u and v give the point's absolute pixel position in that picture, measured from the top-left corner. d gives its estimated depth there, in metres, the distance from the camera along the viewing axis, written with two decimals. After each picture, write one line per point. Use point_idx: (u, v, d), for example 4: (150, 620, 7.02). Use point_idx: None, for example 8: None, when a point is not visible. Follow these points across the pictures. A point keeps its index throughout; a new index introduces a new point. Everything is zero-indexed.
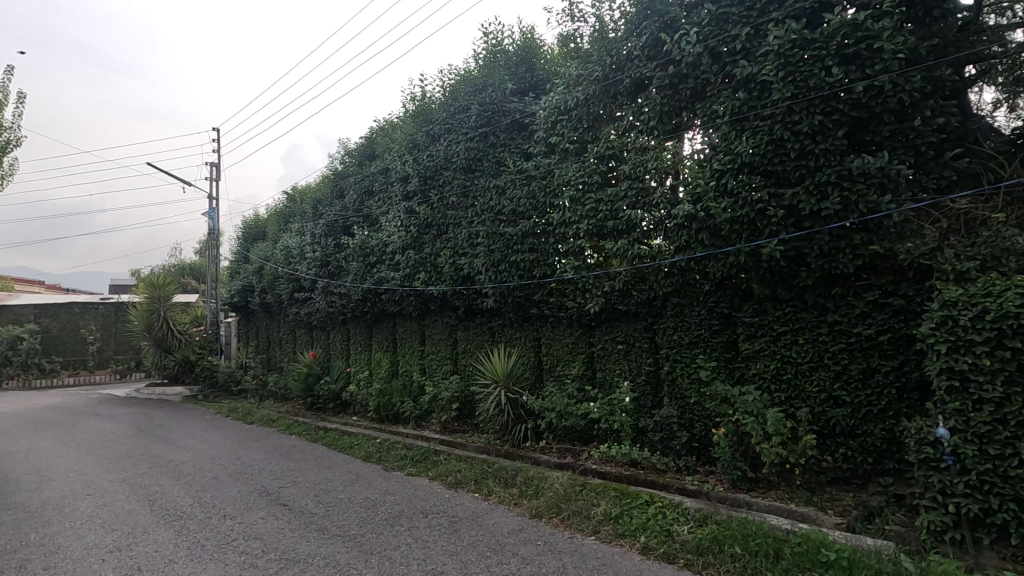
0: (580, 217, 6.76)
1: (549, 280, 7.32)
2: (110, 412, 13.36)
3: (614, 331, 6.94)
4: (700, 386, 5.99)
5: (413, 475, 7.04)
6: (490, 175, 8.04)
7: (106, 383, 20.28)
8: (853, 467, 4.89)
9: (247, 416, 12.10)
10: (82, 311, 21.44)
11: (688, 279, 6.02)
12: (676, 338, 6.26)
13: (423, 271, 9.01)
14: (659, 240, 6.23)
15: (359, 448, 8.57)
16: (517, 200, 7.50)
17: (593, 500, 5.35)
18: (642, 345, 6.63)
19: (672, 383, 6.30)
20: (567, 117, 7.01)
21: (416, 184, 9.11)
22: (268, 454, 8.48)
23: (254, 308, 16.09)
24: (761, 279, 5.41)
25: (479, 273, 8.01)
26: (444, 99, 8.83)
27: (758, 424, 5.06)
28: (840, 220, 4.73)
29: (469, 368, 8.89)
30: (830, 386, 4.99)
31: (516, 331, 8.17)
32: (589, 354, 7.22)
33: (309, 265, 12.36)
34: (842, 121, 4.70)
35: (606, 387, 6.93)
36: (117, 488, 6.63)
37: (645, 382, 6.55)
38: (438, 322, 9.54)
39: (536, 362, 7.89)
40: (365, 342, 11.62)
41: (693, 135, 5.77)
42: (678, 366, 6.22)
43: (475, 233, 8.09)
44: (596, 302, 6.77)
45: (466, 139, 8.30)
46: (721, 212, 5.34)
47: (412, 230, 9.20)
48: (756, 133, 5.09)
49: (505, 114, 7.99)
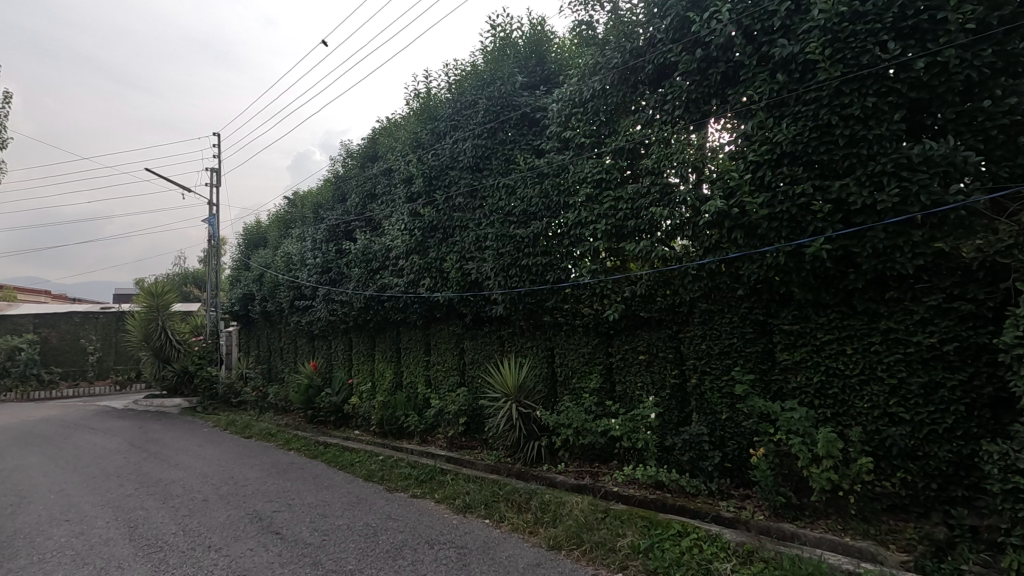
0: (598, 217, 6.26)
1: (563, 286, 6.79)
2: (105, 425, 12.88)
3: (635, 340, 6.40)
4: (733, 401, 5.44)
5: (417, 497, 6.50)
6: (499, 174, 7.54)
7: (106, 395, 19.89)
8: (914, 494, 4.31)
9: (245, 429, 11.61)
10: (83, 321, 21.07)
11: (718, 283, 5.48)
12: (705, 348, 5.73)
13: (428, 276, 8.51)
14: (683, 241, 5.69)
15: (361, 465, 8.04)
16: (529, 200, 7.00)
17: (619, 529, 4.80)
18: (666, 356, 6.09)
19: (701, 397, 5.76)
20: (582, 108, 6.51)
21: (420, 185, 8.62)
22: (262, 472, 7.95)
23: (254, 317, 15.63)
24: (803, 281, 4.87)
25: (488, 278, 7.50)
26: (450, 95, 8.37)
27: (805, 445, 4.50)
28: (897, 214, 4.19)
29: (477, 380, 8.35)
30: (885, 402, 4.44)
31: (527, 340, 7.65)
32: (607, 365, 6.68)
33: (309, 272, 11.90)
34: (899, 103, 4.17)
35: (627, 402, 6.39)
36: (97, 513, 6.12)
37: (670, 396, 6.00)
38: (444, 331, 9.03)
39: (550, 373, 7.35)
40: (368, 352, 11.12)
41: (717, 126, 5.33)
42: (707, 378, 5.68)
43: (483, 235, 7.59)
44: (616, 309, 6.25)
45: (473, 136, 7.81)
46: (759, 208, 4.81)
47: (416, 233, 8.71)
48: (797, 119, 4.57)
49: (515, 109, 7.51)
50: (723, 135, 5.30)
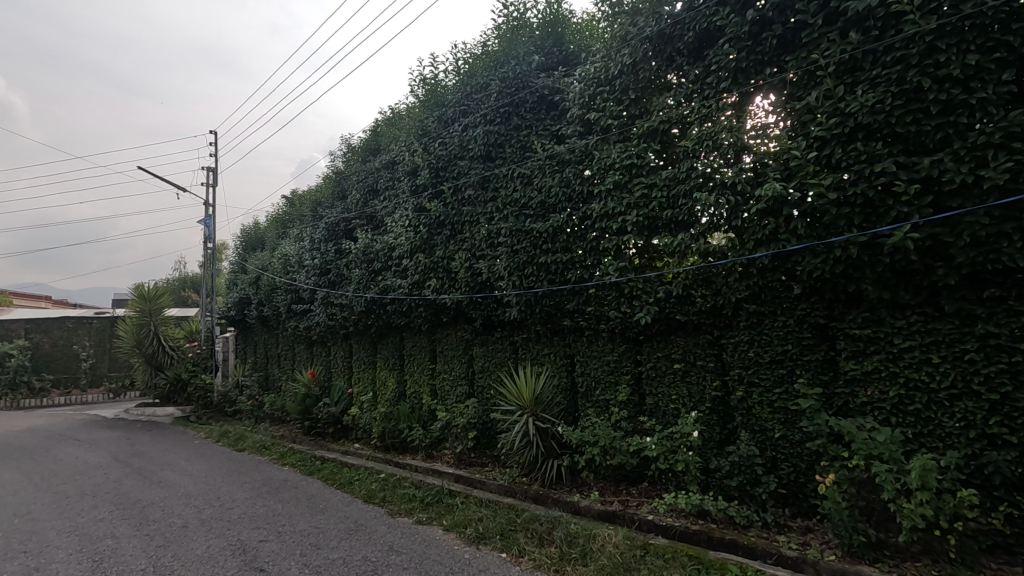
0: (627, 207, 5.58)
1: (586, 286, 6.08)
2: (91, 436, 12.19)
3: (668, 347, 5.68)
4: (787, 417, 4.72)
5: (423, 524, 5.76)
6: (513, 162, 6.84)
7: (98, 403, 19.24)
8: (1021, 533, 3.57)
9: (238, 442, 10.89)
10: (75, 326, 20.40)
11: (770, 281, 4.75)
12: (753, 356, 4.99)
13: (434, 277, 7.81)
14: (727, 234, 4.99)
15: (360, 484, 7.30)
16: (548, 190, 6.31)
17: (663, 571, 4.06)
18: (706, 364, 5.37)
19: (748, 413, 5.02)
20: (609, 86, 5.83)
21: (426, 178, 7.94)
22: (251, 492, 7.21)
23: (251, 323, 14.96)
24: (877, 278, 4.14)
25: (501, 278, 6.80)
26: (459, 80, 7.69)
27: (891, 475, 3.75)
28: (1004, 195, 3.47)
29: (488, 390, 7.63)
30: (984, 421, 3.70)
31: (543, 347, 6.92)
32: (636, 375, 5.95)
33: (307, 274, 11.21)
34: (1007, 61, 3.46)
35: (660, 417, 5.65)
36: (60, 543, 5.39)
37: (711, 411, 5.27)
38: (451, 336, 8.32)
39: (569, 384, 6.63)
40: (369, 359, 10.38)
41: (766, 102, 4.69)
42: (756, 391, 4.94)
43: (496, 230, 6.89)
44: (648, 312, 5.53)
45: (485, 122, 7.13)
46: (826, 191, 4.11)
47: (422, 229, 8.01)
48: (875, 85, 3.88)
49: (531, 91, 6.81)
50: (773, 112, 4.64)
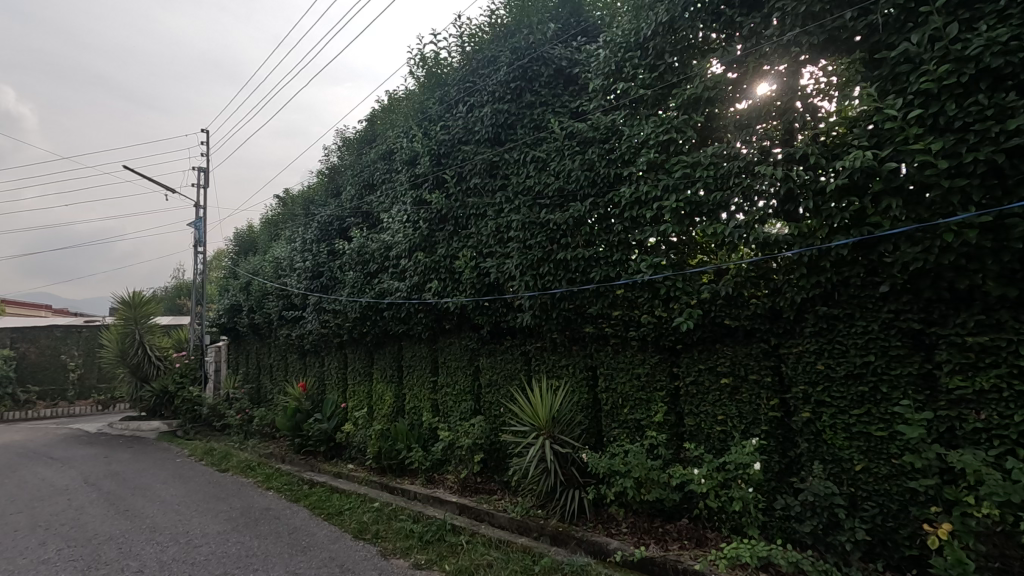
0: (664, 192, 4.71)
1: (613, 286, 5.19)
2: (67, 453, 11.28)
3: (713, 359, 4.77)
4: (870, 446, 3.79)
5: (422, 569, 4.83)
6: (525, 145, 5.99)
7: (86, 415, 18.42)
8: None
9: (223, 461, 9.97)
10: (64, 335, 19.62)
11: (847, 277, 3.85)
12: (823, 370, 4.07)
13: (436, 278, 6.91)
14: (780, 223, 4.14)
15: (351, 515, 6.37)
16: (567, 175, 5.44)
17: None
18: (761, 379, 4.46)
19: (817, 439, 4.11)
20: (641, 51, 5.00)
21: (425, 166, 7.08)
22: (225, 525, 6.27)
23: (243, 331, 14.09)
24: (1000, 270, 3.24)
25: (511, 278, 5.91)
26: (464, 56, 6.85)
27: None
28: None
29: (496, 408, 6.71)
30: None
31: (560, 357, 6.02)
32: (672, 391, 5.05)
33: (298, 277, 10.35)
34: None
35: (704, 442, 4.73)
36: None
37: (769, 436, 4.37)
38: (454, 345, 7.42)
39: (591, 402, 5.72)
40: (365, 371, 9.49)
41: (819, 70, 3.94)
42: (828, 413, 4.02)
43: (505, 223, 6.01)
44: (690, 316, 4.63)
45: (493, 100, 6.29)
46: (934, 159, 3.23)
47: (422, 225, 7.13)
48: (1004, 19, 3.04)
49: (547, 64, 5.96)
50: (832, 78, 3.84)
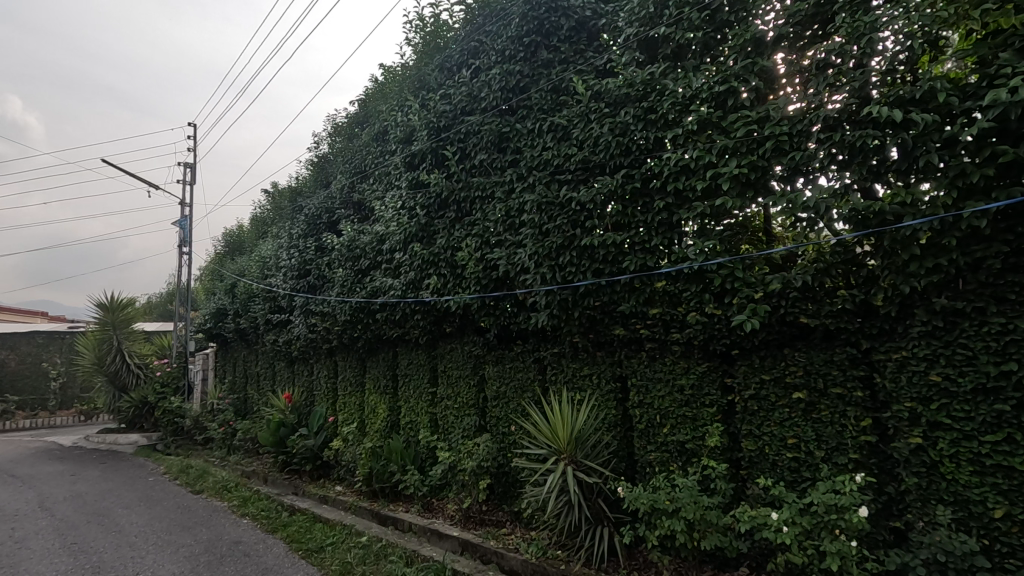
0: (720, 157, 3.76)
1: (652, 277, 4.23)
2: (31, 471, 10.24)
3: (780, 367, 3.78)
4: (1014, 485, 2.79)
5: None
6: (541, 111, 5.08)
7: (67, 427, 17.46)
8: None
9: (199, 480, 8.96)
10: (48, 342, 18.85)
11: (980, 258, 2.89)
12: (938, 384, 3.05)
13: (434, 273, 5.93)
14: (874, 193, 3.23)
15: (332, 552, 5.35)
16: (594, 143, 4.50)
17: None
18: (848, 394, 3.47)
19: (931, 473, 3.10)
20: None
21: (423, 142, 6.16)
22: (183, 565, 5.25)
23: (229, 337, 13.11)
24: None
25: (524, 270, 4.94)
26: (468, 13, 5.95)
27: None
28: None
29: (504, 424, 5.73)
30: None
31: (581, 366, 5.04)
32: (726, 407, 4.07)
33: (284, 276, 9.40)
34: None
35: (772, 473, 3.75)
36: None
37: (860, 467, 3.38)
38: (455, 351, 6.45)
39: (620, 420, 4.72)
40: (356, 379, 8.50)
41: None
42: (947, 439, 3.01)
43: (517, 204, 5.06)
44: (754, 314, 3.65)
45: (503, 62, 5.38)
46: None
47: (419, 212, 6.19)
48: None
49: (567, 15, 5.08)
50: None
